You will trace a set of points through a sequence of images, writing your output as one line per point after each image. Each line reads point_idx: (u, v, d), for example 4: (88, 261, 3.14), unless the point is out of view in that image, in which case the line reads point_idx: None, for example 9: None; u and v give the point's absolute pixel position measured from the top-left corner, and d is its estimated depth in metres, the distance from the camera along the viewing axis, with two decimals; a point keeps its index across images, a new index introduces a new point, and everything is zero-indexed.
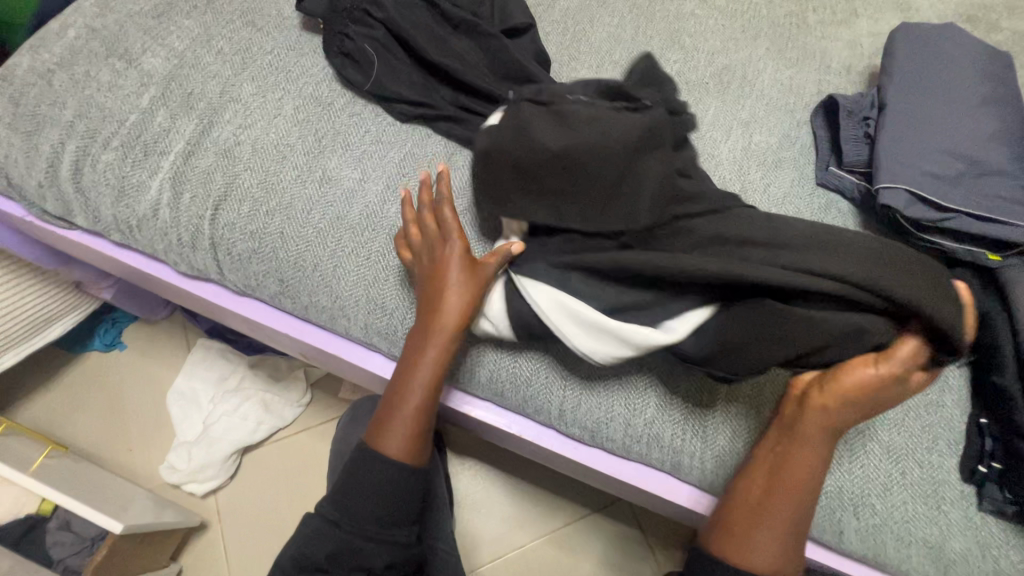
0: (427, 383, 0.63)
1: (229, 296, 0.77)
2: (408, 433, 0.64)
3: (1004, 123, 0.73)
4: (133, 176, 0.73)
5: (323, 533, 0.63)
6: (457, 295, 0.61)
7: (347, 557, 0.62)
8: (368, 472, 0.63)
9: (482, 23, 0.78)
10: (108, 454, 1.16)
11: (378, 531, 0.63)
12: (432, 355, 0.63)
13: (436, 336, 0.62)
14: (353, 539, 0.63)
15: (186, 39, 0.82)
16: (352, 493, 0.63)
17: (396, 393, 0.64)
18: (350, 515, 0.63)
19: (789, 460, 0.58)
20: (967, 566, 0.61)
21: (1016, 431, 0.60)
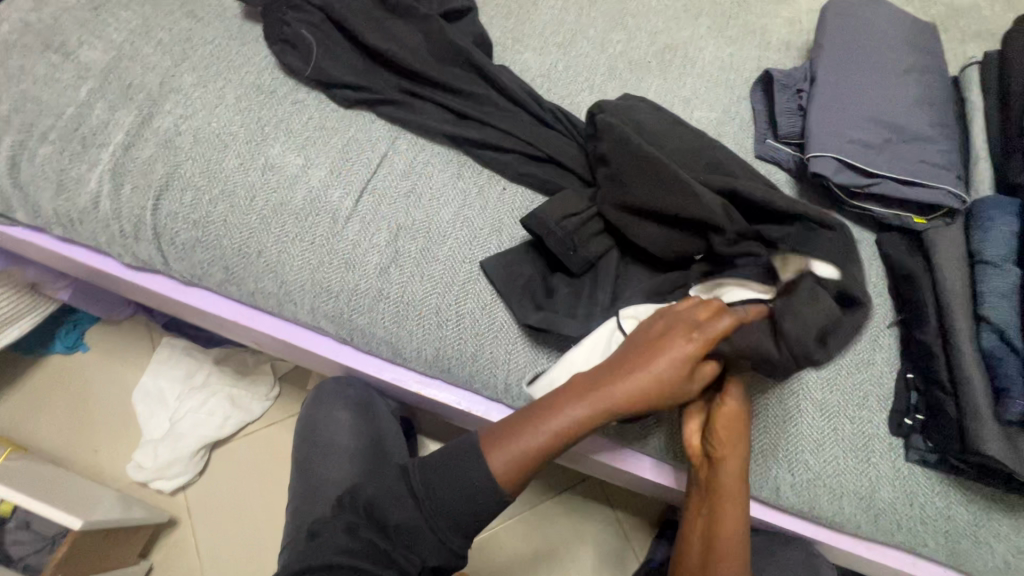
0: (563, 428, 0.58)
1: (177, 286, 0.77)
2: (518, 461, 0.59)
3: (923, 91, 0.77)
4: (72, 170, 0.73)
5: (400, 498, 0.62)
6: (665, 368, 0.56)
7: (414, 542, 0.61)
8: (460, 465, 0.61)
9: (420, 7, 0.80)
10: (73, 456, 1.16)
11: (447, 524, 0.61)
12: (591, 411, 0.57)
13: (606, 399, 0.57)
14: (423, 523, 0.61)
15: (124, 31, 0.81)
16: (439, 474, 0.62)
17: (535, 415, 0.60)
18: (431, 500, 0.61)
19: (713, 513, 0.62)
20: (894, 514, 0.64)
21: (938, 383, 0.64)
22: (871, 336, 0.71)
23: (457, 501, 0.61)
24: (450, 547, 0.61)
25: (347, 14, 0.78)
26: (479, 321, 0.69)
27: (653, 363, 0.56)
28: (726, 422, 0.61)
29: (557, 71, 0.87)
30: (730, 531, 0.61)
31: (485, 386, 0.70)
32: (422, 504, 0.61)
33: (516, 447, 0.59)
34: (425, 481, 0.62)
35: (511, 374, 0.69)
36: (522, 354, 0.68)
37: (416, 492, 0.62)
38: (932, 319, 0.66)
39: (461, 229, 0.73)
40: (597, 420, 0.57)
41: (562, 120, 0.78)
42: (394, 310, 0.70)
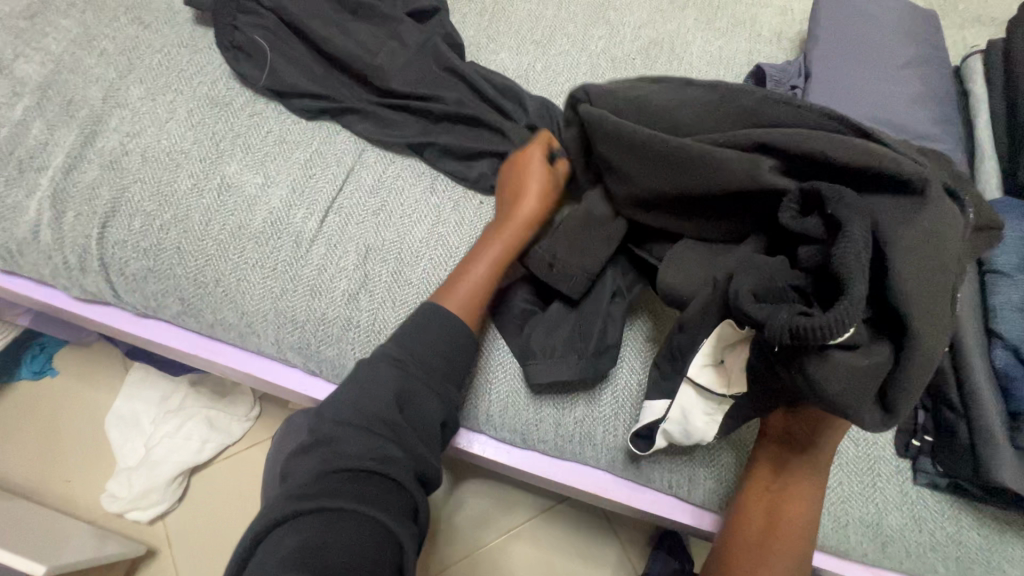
0: (502, 257, 0.62)
1: (132, 319, 0.72)
2: (475, 300, 0.60)
3: (924, 85, 0.72)
4: (8, 197, 0.67)
5: (385, 372, 0.53)
6: (545, 172, 0.65)
7: (413, 412, 0.53)
8: (434, 327, 0.57)
9: (383, 7, 0.74)
10: (43, 487, 1.10)
11: (441, 380, 0.56)
12: (513, 234, 0.63)
13: (527, 213, 0.63)
14: (412, 383, 0.54)
15: (63, 41, 0.75)
16: (419, 335, 0.56)
17: (468, 260, 0.62)
18: (417, 356, 0.55)
19: (782, 504, 0.55)
20: (903, 541, 0.61)
21: (947, 403, 0.59)
22: None
23: (444, 355, 0.56)
24: (447, 404, 0.55)
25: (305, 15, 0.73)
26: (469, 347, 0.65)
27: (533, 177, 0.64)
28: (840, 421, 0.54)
29: (536, 71, 0.81)
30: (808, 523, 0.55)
31: (467, 418, 0.66)
32: (404, 372, 0.54)
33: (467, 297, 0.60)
34: (399, 350, 0.55)
35: (493, 407, 0.64)
36: (502, 386, 0.64)
37: (398, 359, 0.54)
38: None
39: (435, 249, 0.68)
40: (517, 241, 0.63)
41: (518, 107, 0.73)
42: (365, 339, 0.65)
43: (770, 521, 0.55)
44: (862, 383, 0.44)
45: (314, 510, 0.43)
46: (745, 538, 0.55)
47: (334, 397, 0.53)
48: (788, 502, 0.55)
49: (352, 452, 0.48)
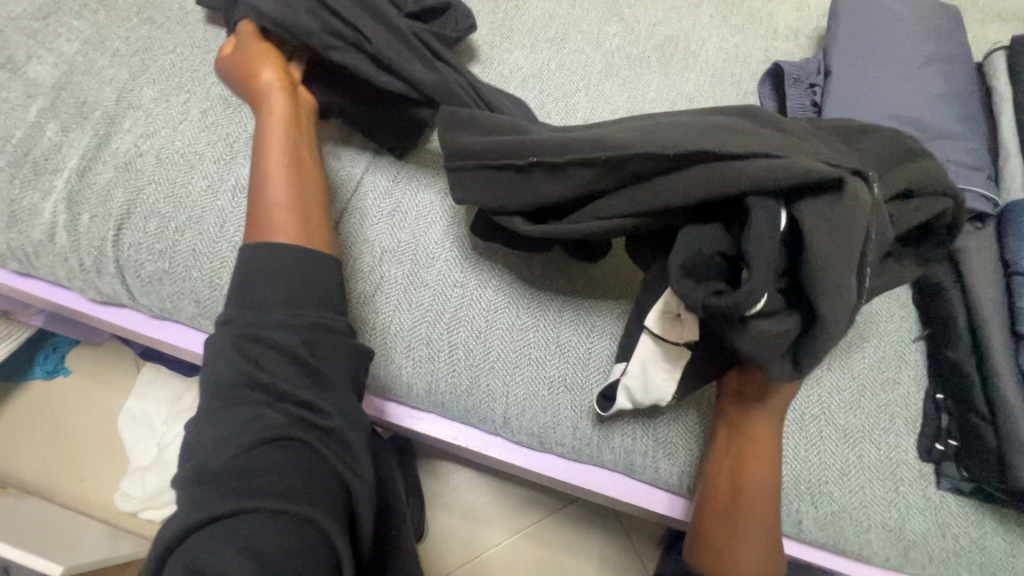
0: (287, 154, 0.62)
1: (147, 320, 0.72)
2: (290, 206, 0.58)
3: (947, 83, 0.71)
4: (24, 199, 0.67)
5: (226, 344, 0.50)
6: (263, 60, 0.66)
7: (278, 364, 0.49)
8: (275, 261, 0.53)
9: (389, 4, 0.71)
10: (57, 486, 1.11)
11: (302, 311, 0.52)
12: (279, 135, 0.63)
13: (280, 106, 0.64)
14: (255, 331, 0.50)
15: (76, 42, 0.75)
16: (256, 283, 0.52)
17: (257, 182, 0.60)
18: (252, 307, 0.51)
19: (748, 464, 0.55)
20: (925, 546, 0.60)
21: (971, 406, 0.59)
22: (897, 353, 0.66)
23: (293, 281, 0.52)
24: (309, 323, 0.51)
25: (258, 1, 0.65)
26: (433, 334, 0.64)
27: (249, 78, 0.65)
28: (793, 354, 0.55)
29: (550, 69, 0.81)
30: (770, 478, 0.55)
31: (483, 420, 0.66)
32: (246, 331, 0.50)
33: (272, 198, 0.58)
34: (232, 311, 0.52)
35: (509, 409, 0.64)
36: (519, 388, 0.63)
37: (230, 318, 0.51)
38: (964, 336, 0.62)
39: (427, 248, 0.67)
40: (288, 132, 0.63)
41: (395, 48, 0.65)
42: (381, 341, 0.65)
43: (735, 482, 0.55)
44: (774, 344, 0.45)
45: (233, 513, 0.42)
46: (716, 510, 0.55)
47: (203, 387, 0.50)
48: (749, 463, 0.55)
49: (239, 434, 0.46)
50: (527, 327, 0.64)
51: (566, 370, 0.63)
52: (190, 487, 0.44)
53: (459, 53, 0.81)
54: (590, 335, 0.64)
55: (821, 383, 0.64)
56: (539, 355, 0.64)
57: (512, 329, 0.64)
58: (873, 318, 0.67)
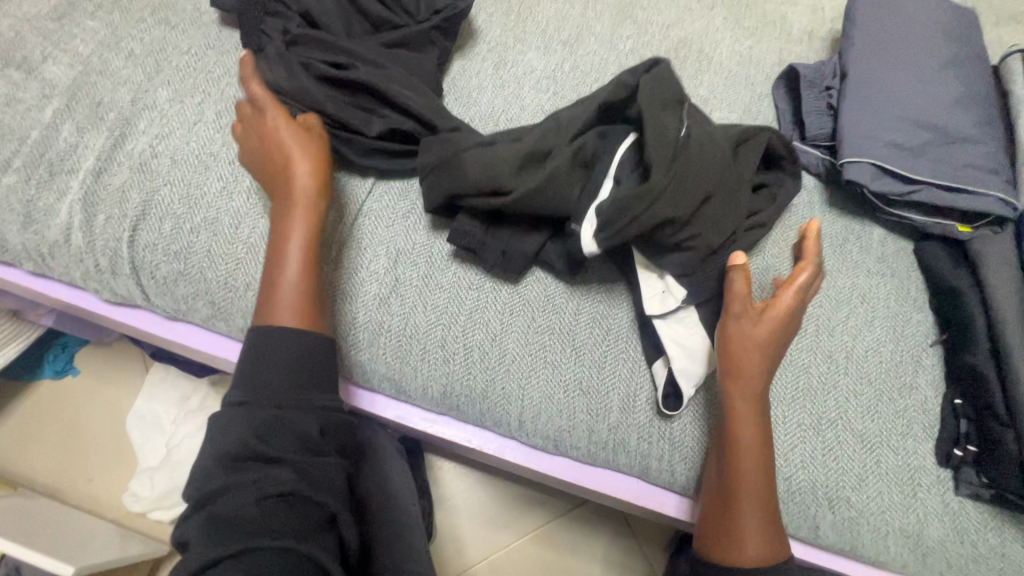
0: (305, 248, 0.60)
1: (161, 321, 0.72)
2: (299, 303, 0.57)
3: (965, 86, 0.71)
4: (40, 200, 0.67)
5: (232, 420, 0.51)
6: (296, 138, 0.62)
7: (282, 438, 0.49)
8: (281, 349, 0.54)
9: (396, 17, 0.73)
10: (66, 486, 1.11)
11: (300, 384, 0.53)
12: (299, 225, 0.60)
13: (303, 192, 0.61)
14: (260, 413, 0.51)
15: (91, 43, 0.75)
16: (262, 364, 0.53)
17: (272, 272, 0.59)
18: (258, 390, 0.52)
19: (736, 449, 0.55)
20: (943, 553, 0.59)
21: (993, 412, 0.59)
22: (914, 358, 0.66)
23: (296, 360, 0.54)
24: (317, 410, 0.53)
25: (272, 67, 0.69)
26: (443, 354, 0.64)
27: (284, 152, 0.62)
28: (767, 315, 0.57)
29: (564, 71, 0.80)
30: (762, 457, 0.55)
31: (498, 424, 0.66)
32: (253, 408, 0.51)
33: (289, 286, 0.58)
34: (240, 392, 0.52)
35: (524, 413, 0.64)
36: (535, 392, 0.63)
37: (244, 400, 0.51)
38: (982, 341, 0.62)
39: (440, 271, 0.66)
40: (311, 224, 0.61)
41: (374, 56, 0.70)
42: (395, 344, 0.64)
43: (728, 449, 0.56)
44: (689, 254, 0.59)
45: (233, 555, 0.42)
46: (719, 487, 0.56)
47: (202, 454, 0.50)
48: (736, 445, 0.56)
49: (245, 494, 0.46)
50: (543, 329, 0.64)
51: (582, 373, 0.63)
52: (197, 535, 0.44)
53: (472, 54, 0.81)
54: (607, 339, 0.64)
55: (837, 387, 0.64)
56: (555, 358, 0.63)
57: (527, 334, 0.64)
58: (889, 323, 0.67)
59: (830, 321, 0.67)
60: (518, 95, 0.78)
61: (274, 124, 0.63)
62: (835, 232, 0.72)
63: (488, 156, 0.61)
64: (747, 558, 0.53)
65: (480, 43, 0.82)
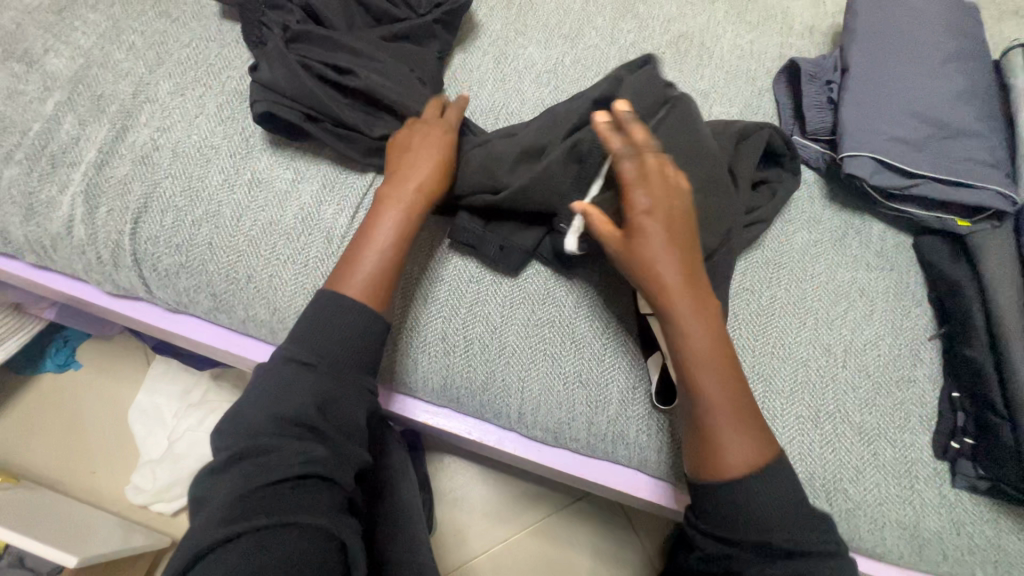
0: (391, 237, 0.58)
1: (163, 313, 0.72)
2: (372, 285, 0.56)
3: (966, 81, 0.71)
4: (42, 192, 0.67)
5: (297, 379, 0.51)
6: (437, 138, 0.62)
7: (337, 415, 0.51)
8: (341, 324, 0.54)
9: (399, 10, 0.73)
10: (68, 479, 1.12)
11: (356, 370, 0.53)
12: (394, 210, 0.59)
13: (412, 184, 0.60)
14: (326, 383, 0.51)
15: (93, 35, 0.75)
16: (324, 333, 0.53)
17: (357, 245, 0.58)
18: (326, 358, 0.52)
19: (689, 360, 0.52)
20: (940, 545, 0.60)
21: (990, 405, 0.59)
22: (912, 352, 0.66)
23: (347, 346, 0.53)
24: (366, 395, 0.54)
25: (266, 60, 0.67)
26: (455, 347, 0.64)
27: (417, 150, 0.61)
28: (636, 226, 0.53)
29: (565, 65, 0.80)
30: (712, 359, 0.52)
31: (498, 416, 0.66)
32: (316, 371, 0.51)
33: (370, 268, 0.57)
34: (303, 352, 0.52)
35: (525, 404, 0.64)
36: (536, 384, 0.63)
37: (306, 360, 0.51)
38: (981, 334, 0.62)
39: (458, 267, 0.66)
40: (405, 216, 0.59)
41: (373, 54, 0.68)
42: (397, 336, 0.65)
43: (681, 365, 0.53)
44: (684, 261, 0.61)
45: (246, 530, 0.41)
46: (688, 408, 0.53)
47: (242, 417, 0.49)
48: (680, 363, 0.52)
49: (287, 461, 0.46)
50: (543, 321, 0.64)
51: (582, 366, 0.63)
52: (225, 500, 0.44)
53: (473, 48, 0.81)
54: (606, 332, 0.64)
55: (835, 381, 0.64)
56: (555, 350, 0.64)
57: (529, 327, 0.64)
58: (888, 317, 0.67)
59: (829, 315, 0.67)
60: (519, 89, 0.78)
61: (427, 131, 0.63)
62: (834, 227, 0.72)
63: (484, 152, 0.63)
64: (735, 468, 0.50)
65: (481, 37, 0.82)
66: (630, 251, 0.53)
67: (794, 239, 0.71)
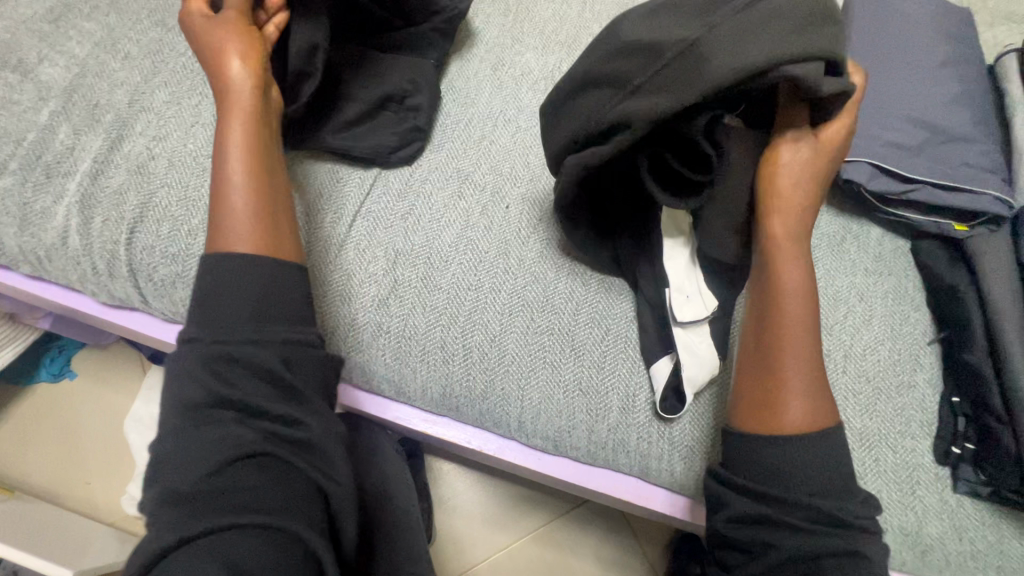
0: (251, 162, 0.56)
1: (159, 323, 0.72)
2: (251, 217, 0.54)
3: (961, 86, 0.71)
4: (36, 203, 0.67)
5: (195, 363, 0.47)
6: (235, 39, 0.58)
7: (249, 379, 0.47)
8: (235, 280, 0.50)
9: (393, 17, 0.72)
10: (64, 490, 1.11)
11: (273, 325, 0.50)
12: (240, 133, 0.57)
13: (245, 101, 0.57)
14: (227, 352, 0.47)
15: (87, 45, 0.74)
16: (216, 300, 0.50)
17: (217, 183, 0.55)
18: (218, 328, 0.48)
19: (788, 293, 0.51)
20: (942, 550, 0.59)
21: (988, 408, 0.59)
22: (911, 356, 0.66)
23: (249, 304, 0.49)
24: (285, 342, 0.49)
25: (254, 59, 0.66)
26: (454, 354, 0.64)
27: (225, 55, 0.58)
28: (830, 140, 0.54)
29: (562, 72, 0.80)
30: (810, 310, 0.51)
31: (497, 424, 0.66)
32: (216, 344, 0.47)
33: (241, 201, 0.54)
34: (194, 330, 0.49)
35: (525, 412, 0.63)
36: (535, 392, 0.63)
37: (193, 338, 0.49)
38: (979, 338, 0.62)
39: (454, 273, 0.66)
40: (257, 137, 0.57)
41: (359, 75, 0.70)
42: (395, 345, 0.64)
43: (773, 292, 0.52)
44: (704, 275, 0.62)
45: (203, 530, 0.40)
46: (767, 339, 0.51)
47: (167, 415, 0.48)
48: (781, 278, 0.52)
49: (208, 451, 0.44)
50: (541, 327, 0.64)
51: (581, 374, 0.63)
52: (161, 511, 0.42)
53: (469, 55, 0.81)
54: (606, 338, 0.64)
55: (835, 386, 0.64)
56: (554, 358, 0.63)
57: (528, 335, 0.64)
58: (887, 322, 0.67)
59: (828, 320, 0.67)
60: (516, 96, 0.78)
61: (195, 24, 0.59)
62: (833, 232, 0.72)
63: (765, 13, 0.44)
64: (794, 421, 0.48)
65: (478, 44, 0.82)
66: (795, 164, 0.53)
67: None
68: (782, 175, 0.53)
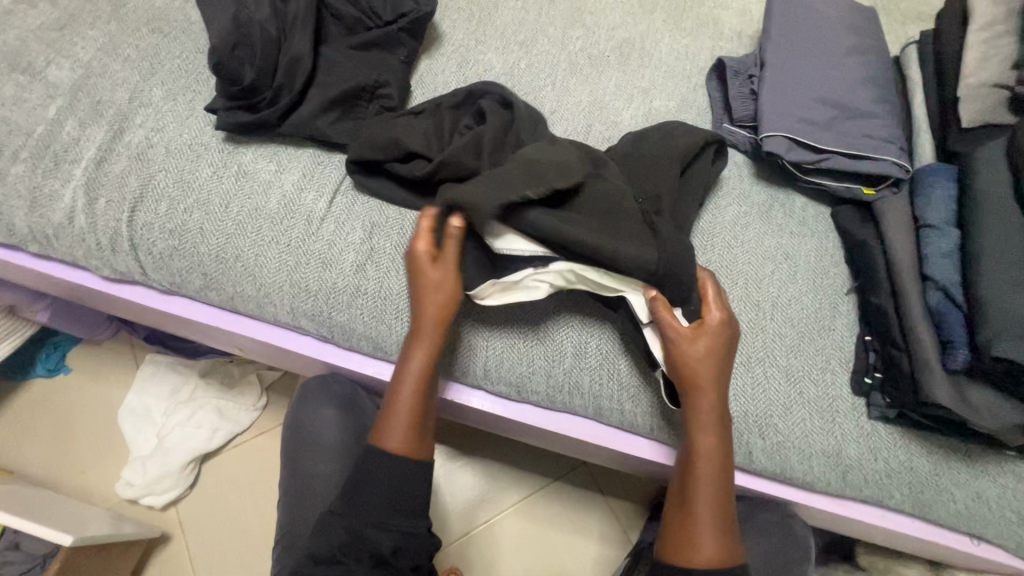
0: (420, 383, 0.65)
1: (156, 295, 0.78)
2: (407, 426, 0.64)
3: (865, 71, 0.82)
4: (45, 186, 0.74)
5: (332, 522, 0.63)
6: (430, 285, 0.64)
7: (361, 553, 0.61)
8: (374, 467, 0.63)
9: (364, 19, 0.81)
10: (60, 478, 1.15)
11: (386, 515, 0.63)
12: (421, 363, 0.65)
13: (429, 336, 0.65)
14: (354, 525, 0.62)
15: (91, 49, 0.83)
16: (356, 484, 0.64)
17: (389, 395, 0.66)
18: (354, 506, 0.63)
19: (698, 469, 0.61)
20: (860, 470, 0.68)
21: (891, 342, 0.68)
22: (830, 304, 0.75)
23: (376, 499, 0.63)
24: (397, 532, 0.63)
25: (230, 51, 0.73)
26: None
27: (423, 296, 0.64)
28: (705, 328, 0.62)
29: (520, 69, 0.90)
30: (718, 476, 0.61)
31: (464, 372, 0.72)
32: (344, 517, 0.63)
33: (403, 419, 0.64)
34: (342, 503, 0.64)
35: (488, 361, 0.71)
36: (498, 342, 0.71)
37: (340, 512, 0.63)
38: (883, 282, 0.71)
39: None
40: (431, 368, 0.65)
41: (334, 67, 0.78)
42: (372, 304, 0.72)
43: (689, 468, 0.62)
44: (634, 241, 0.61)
45: None
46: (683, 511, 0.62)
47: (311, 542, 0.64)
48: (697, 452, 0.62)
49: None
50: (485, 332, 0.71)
51: (538, 328, 0.71)
52: None
53: (437, 55, 0.90)
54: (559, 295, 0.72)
55: (763, 332, 0.72)
56: (514, 313, 0.72)
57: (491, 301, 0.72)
58: (809, 277, 0.76)
59: (757, 275, 0.76)
60: None
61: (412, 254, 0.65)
62: (762, 202, 0.81)
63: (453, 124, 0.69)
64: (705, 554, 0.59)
65: (445, 45, 0.91)
66: (684, 347, 0.61)
67: (725, 214, 0.80)
68: (696, 366, 0.61)
